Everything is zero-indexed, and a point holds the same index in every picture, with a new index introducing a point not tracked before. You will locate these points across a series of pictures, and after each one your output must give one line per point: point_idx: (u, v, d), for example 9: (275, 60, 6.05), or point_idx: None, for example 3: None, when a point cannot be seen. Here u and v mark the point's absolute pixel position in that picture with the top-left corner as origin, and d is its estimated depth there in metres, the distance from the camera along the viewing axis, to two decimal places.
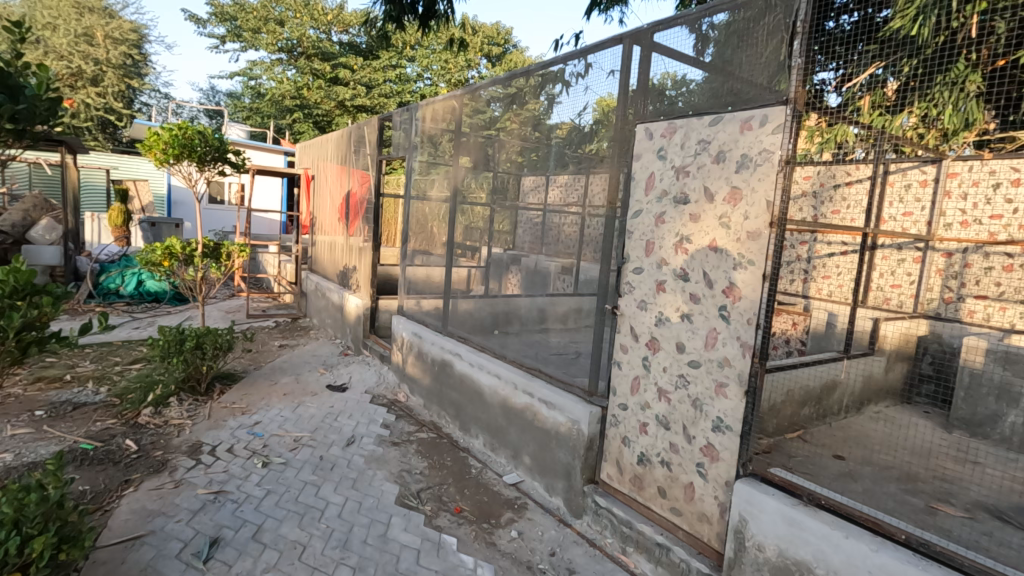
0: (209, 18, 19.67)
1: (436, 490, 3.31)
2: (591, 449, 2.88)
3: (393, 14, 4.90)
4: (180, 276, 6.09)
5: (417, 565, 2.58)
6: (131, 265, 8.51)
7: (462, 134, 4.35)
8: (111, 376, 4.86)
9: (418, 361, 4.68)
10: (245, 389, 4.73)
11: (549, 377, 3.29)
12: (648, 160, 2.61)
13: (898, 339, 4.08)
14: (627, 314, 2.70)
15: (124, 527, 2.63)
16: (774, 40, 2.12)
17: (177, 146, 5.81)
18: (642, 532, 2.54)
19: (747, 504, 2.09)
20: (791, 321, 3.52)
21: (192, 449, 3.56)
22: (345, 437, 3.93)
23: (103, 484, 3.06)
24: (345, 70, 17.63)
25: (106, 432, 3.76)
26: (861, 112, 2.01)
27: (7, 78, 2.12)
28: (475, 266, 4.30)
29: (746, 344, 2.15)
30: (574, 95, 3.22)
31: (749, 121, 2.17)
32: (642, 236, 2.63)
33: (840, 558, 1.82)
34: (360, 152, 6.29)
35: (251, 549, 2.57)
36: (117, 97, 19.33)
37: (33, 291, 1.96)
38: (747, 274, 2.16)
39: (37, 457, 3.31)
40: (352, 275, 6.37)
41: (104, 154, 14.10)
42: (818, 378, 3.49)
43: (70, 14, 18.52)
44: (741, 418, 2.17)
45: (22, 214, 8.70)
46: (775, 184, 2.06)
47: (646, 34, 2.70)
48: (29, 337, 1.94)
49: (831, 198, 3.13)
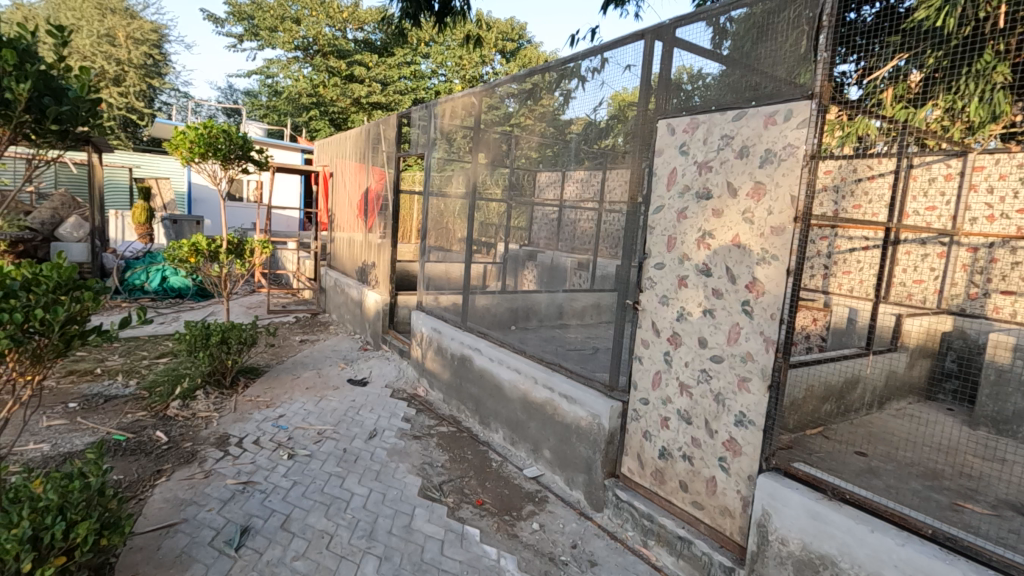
0: (228, 18, 20.00)
1: (458, 483, 3.36)
2: (612, 443, 2.91)
3: (409, 11, 4.93)
4: (205, 272, 6.19)
5: (442, 555, 2.63)
6: (155, 262, 8.70)
7: (479, 131, 4.38)
8: (139, 369, 4.98)
9: (437, 356, 4.72)
10: (268, 383, 4.83)
11: (568, 372, 3.32)
12: (669, 155, 2.62)
13: (921, 336, 4.07)
14: (649, 309, 2.72)
15: (158, 516, 2.72)
16: (794, 34, 2.14)
17: (202, 145, 5.92)
18: (663, 525, 2.56)
19: (770, 499, 2.10)
20: (813, 318, 3.28)
21: (220, 441, 3.65)
22: (367, 430, 3.99)
23: (136, 473, 3.16)
24: (361, 67, 17.77)
25: (137, 424, 3.87)
26: (884, 105, 1.96)
27: (51, 80, 2.26)
28: (492, 262, 4.47)
29: (770, 338, 2.16)
30: (589, 92, 3.25)
31: (773, 116, 2.17)
32: (664, 231, 2.64)
33: (866, 553, 1.83)
34: (377, 149, 6.38)
35: (280, 538, 2.64)
36: (139, 97, 19.74)
37: (74, 286, 2.02)
38: (770, 269, 2.16)
39: (73, 447, 3.42)
40: (370, 271, 6.44)
41: (127, 153, 14.38)
42: (839, 374, 3.48)
43: (94, 16, 18.94)
44: (764, 413, 2.18)
45: (51, 212, 8.95)
46: (800, 179, 2.06)
47: (668, 30, 2.70)
48: (72, 330, 2.01)
49: (853, 193, 2.80)
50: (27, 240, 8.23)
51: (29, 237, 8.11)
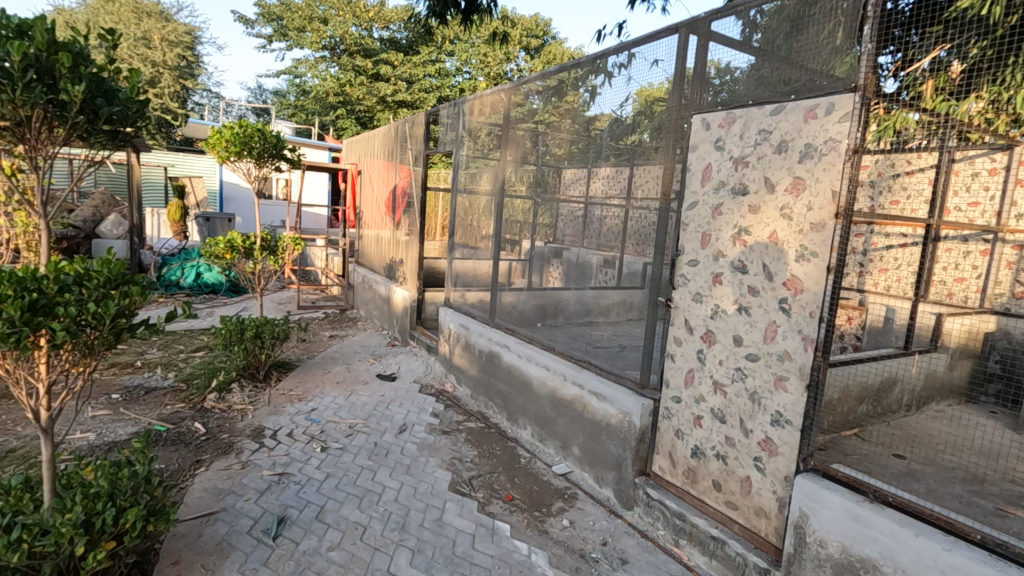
0: (257, 19, 20.41)
1: (487, 479, 3.38)
2: (643, 441, 2.89)
3: (436, 9, 4.94)
4: (240, 268, 6.33)
5: (473, 549, 2.65)
6: (190, 257, 8.96)
7: (506, 128, 4.37)
8: (177, 363, 5.13)
9: (465, 352, 4.74)
10: (300, 377, 4.93)
11: (598, 369, 3.31)
12: (704, 151, 2.57)
13: (962, 336, 3.96)
14: (681, 307, 2.69)
15: (198, 504, 2.80)
16: (830, 25, 2.10)
17: (238, 144, 6.06)
18: (696, 525, 2.54)
19: (808, 500, 2.07)
20: (850, 316, 2.94)
21: (255, 433, 3.74)
22: (397, 425, 4.05)
23: (177, 463, 3.26)
24: (387, 66, 17.94)
25: (176, 415, 4.00)
26: (923, 98, 1.92)
27: (102, 82, 2.39)
28: (516, 259, 4.44)
29: (808, 337, 2.11)
30: (617, 86, 3.22)
31: (813, 110, 2.11)
32: (698, 228, 2.60)
33: (910, 557, 1.78)
34: (404, 148, 6.43)
35: (315, 528, 2.69)
36: (173, 97, 20.36)
37: (122, 281, 2.10)
38: (810, 266, 2.12)
39: (117, 437, 3.55)
40: (398, 267, 6.51)
41: (162, 153, 14.78)
42: (877, 374, 3.40)
43: (130, 20, 19.63)
44: (802, 412, 2.14)
45: (93, 210, 9.33)
46: (842, 174, 2.01)
47: (703, 23, 2.64)
48: (122, 323, 2.09)
49: (891, 188, 2.72)
50: (70, 237, 8.56)
51: (72, 234, 8.46)
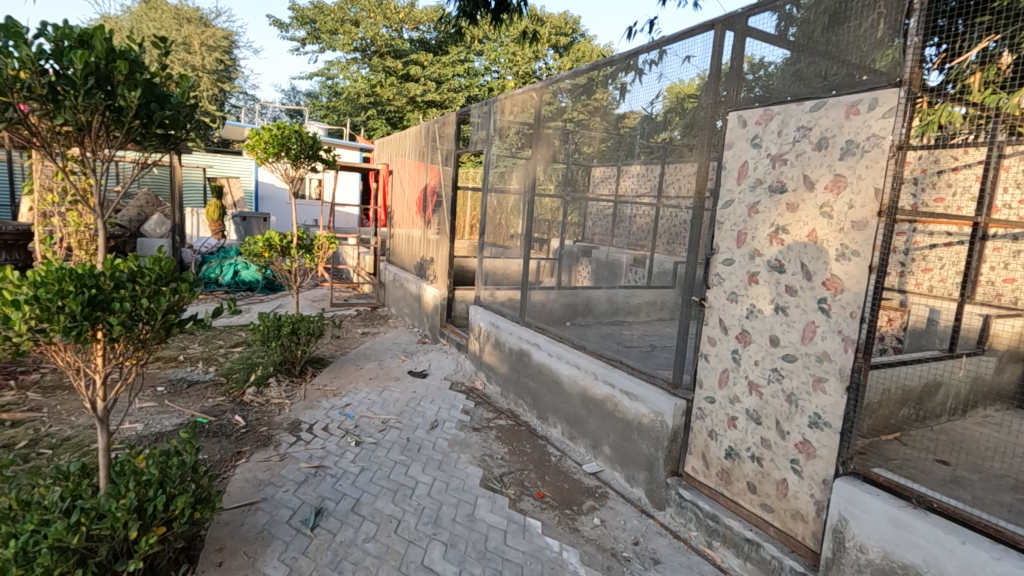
0: (291, 23, 20.90)
1: (518, 475, 3.41)
2: (675, 441, 2.87)
3: (466, 10, 4.96)
4: (277, 266, 6.51)
5: (505, 545, 2.68)
6: (228, 256, 9.24)
7: (537, 127, 4.37)
8: (217, 357, 5.31)
9: (495, 350, 4.77)
10: (334, 372, 5.05)
11: (630, 369, 3.30)
12: (740, 148, 2.53)
13: (1011, 339, 3.81)
14: (716, 306, 2.66)
15: (240, 494, 2.91)
16: (871, 18, 2.06)
17: (276, 145, 6.20)
18: (729, 526, 2.51)
19: (848, 504, 2.03)
20: (893, 317, 2.84)
21: (292, 427, 3.85)
22: (428, 421, 4.11)
23: (219, 454, 3.38)
24: (416, 66, 18.14)
25: (217, 408, 4.14)
26: (971, 91, 1.82)
27: (156, 88, 2.53)
28: (545, 258, 4.41)
29: (849, 338, 2.08)
30: (648, 84, 3.21)
31: (855, 105, 2.06)
32: (733, 226, 2.57)
33: (955, 565, 1.73)
34: (434, 148, 6.50)
35: (351, 520, 2.76)
36: (211, 100, 21.03)
37: (172, 278, 2.21)
38: (850, 266, 2.07)
39: (163, 428, 3.69)
40: (428, 266, 6.60)
41: (201, 154, 15.23)
42: (918, 377, 3.26)
43: (171, 25, 20.29)
44: (841, 414, 2.10)
45: (138, 209, 9.72)
46: (885, 171, 1.97)
47: (740, 19, 2.60)
48: (172, 319, 2.19)
49: (937, 186, 2.64)
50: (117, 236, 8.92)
51: (119, 233, 8.81)
